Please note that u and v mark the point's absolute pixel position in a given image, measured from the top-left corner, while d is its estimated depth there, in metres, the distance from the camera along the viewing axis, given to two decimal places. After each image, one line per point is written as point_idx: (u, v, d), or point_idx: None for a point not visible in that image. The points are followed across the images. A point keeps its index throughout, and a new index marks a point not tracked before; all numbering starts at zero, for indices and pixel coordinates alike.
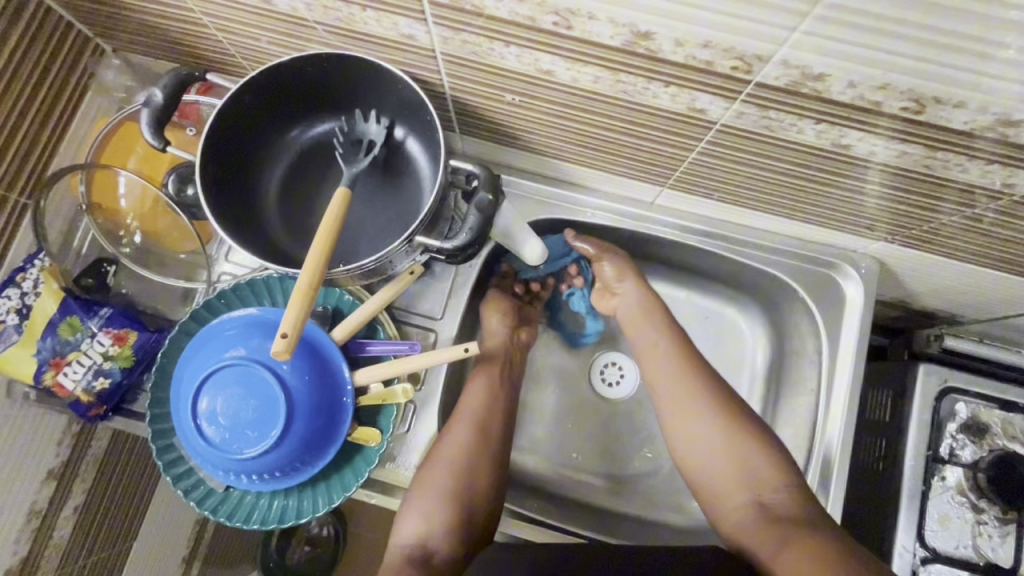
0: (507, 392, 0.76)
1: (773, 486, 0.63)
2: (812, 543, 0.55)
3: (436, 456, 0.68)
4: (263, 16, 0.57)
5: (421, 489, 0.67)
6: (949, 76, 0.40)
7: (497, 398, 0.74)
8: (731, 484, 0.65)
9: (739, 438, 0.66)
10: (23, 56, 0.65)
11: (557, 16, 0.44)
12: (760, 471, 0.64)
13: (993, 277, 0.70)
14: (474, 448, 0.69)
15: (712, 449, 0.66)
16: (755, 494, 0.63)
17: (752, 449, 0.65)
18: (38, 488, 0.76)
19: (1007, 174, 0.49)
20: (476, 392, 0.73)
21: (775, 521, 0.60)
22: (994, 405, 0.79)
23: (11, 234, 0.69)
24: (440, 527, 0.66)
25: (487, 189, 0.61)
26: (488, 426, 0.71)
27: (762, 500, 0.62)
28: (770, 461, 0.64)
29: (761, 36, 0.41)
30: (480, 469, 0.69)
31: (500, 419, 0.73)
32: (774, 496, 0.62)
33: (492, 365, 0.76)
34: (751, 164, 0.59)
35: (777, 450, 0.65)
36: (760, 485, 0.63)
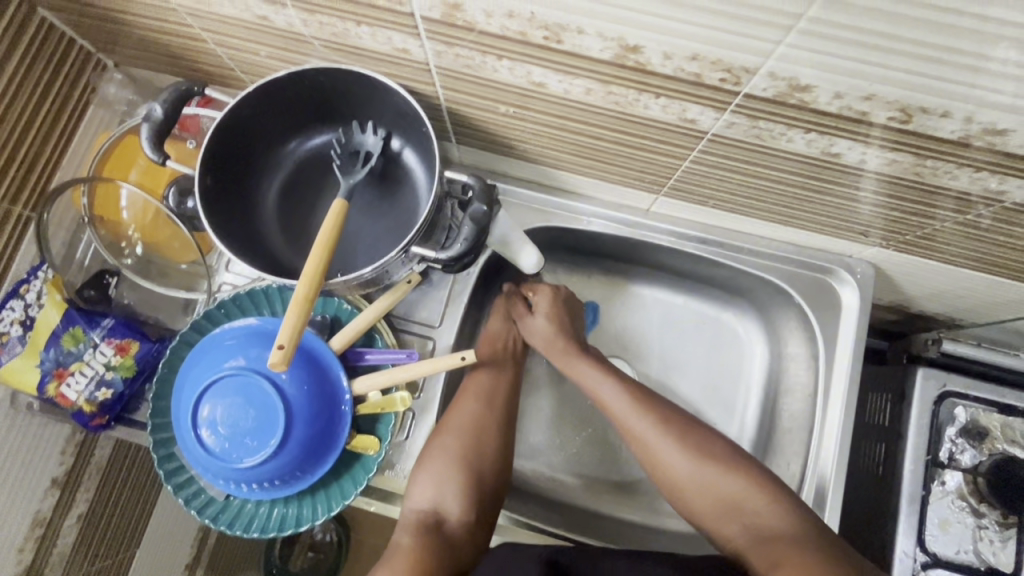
0: (512, 368, 0.78)
1: (756, 507, 0.62)
2: (799, 561, 0.54)
3: (445, 428, 0.70)
4: (261, 31, 0.58)
5: (433, 458, 0.68)
6: (934, 86, 0.40)
7: (504, 374, 0.76)
8: (716, 511, 0.64)
9: (712, 468, 0.65)
10: (26, 73, 0.67)
11: (547, 31, 0.45)
12: (739, 496, 0.63)
13: (989, 282, 0.70)
14: (484, 419, 0.71)
15: (690, 482, 0.66)
16: (739, 520, 0.62)
17: (727, 475, 0.64)
18: (42, 496, 0.77)
19: (997, 181, 0.49)
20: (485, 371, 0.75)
21: (766, 540, 0.59)
22: (993, 409, 0.78)
23: (15, 246, 0.70)
24: (452, 496, 0.67)
25: (482, 200, 0.62)
26: (497, 399, 0.73)
27: (749, 523, 0.61)
28: (741, 477, 0.64)
29: (747, 50, 0.41)
30: (490, 441, 0.70)
31: (508, 395, 0.75)
32: (759, 517, 0.61)
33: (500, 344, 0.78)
34: (744, 172, 0.59)
35: (753, 471, 0.64)
36: (743, 510, 0.62)
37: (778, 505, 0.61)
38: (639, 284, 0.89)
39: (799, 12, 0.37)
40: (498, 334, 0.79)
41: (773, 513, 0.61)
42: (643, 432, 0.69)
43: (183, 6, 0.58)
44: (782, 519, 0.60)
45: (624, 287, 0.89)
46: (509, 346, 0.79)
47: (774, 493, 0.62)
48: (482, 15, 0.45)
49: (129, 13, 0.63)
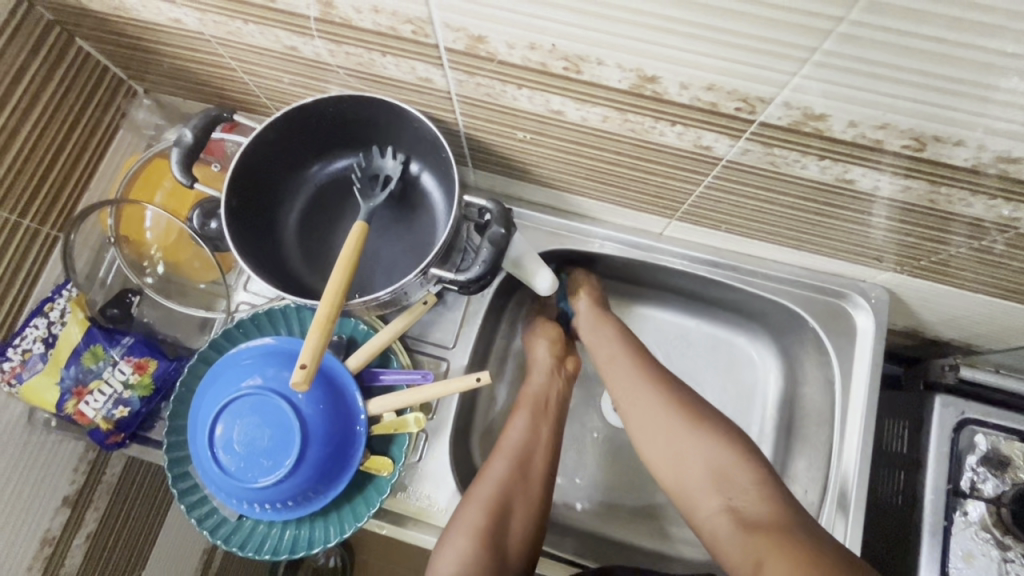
0: (552, 424, 0.74)
1: (748, 489, 0.61)
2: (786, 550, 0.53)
3: (472, 497, 0.66)
4: (288, 61, 0.60)
5: (457, 529, 0.63)
6: (949, 117, 0.41)
7: (540, 433, 0.72)
8: (705, 490, 0.62)
9: (716, 445, 0.64)
10: (61, 98, 0.70)
11: (566, 62, 0.46)
12: (733, 474, 0.62)
13: (1004, 307, 0.70)
14: (512, 485, 0.67)
15: (688, 464, 0.64)
16: (726, 496, 0.61)
17: (728, 454, 0.63)
18: (52, 515, 0.77)
19: (1012, 209, 0.49)
20: (518, 428, 0.72)
21: (747, 525, 0.58)
22: (1014, 437, 0.77)
23: (42, 265, 0.72)
24: (472, 573, 0.61)
25: (500, 223, 0.63)
26: (529, 462, 0.69)
27: (735, 504, 0.60)
28: (744, 459, 0.62)
29: (763, 80, 0.42)
30: (517, 503, 0.66)
31: (545, 457, 0.71)
32: (746, 500, 0.60)
33: (534, 401, 0.75)
34: (758, 198, 0.60)
35: (759, 461, 0.63)
36: (733, 490, 0.61)
37: (766, 487, 0.60)
38: (648, 308, 0.89)
39: (814, 45, 0.38)
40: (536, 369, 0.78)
41: (760, 497, 0.60)
42: (651, 422, 0.68)
43: (215, 37, 0.60)
44: (771, 503, 0.59)
45: (634, 310, 0.90)
46: (549, 399, 0.76)
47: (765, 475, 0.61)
48: (504, 47, 0.47)
49: (161, 43, 0.65)
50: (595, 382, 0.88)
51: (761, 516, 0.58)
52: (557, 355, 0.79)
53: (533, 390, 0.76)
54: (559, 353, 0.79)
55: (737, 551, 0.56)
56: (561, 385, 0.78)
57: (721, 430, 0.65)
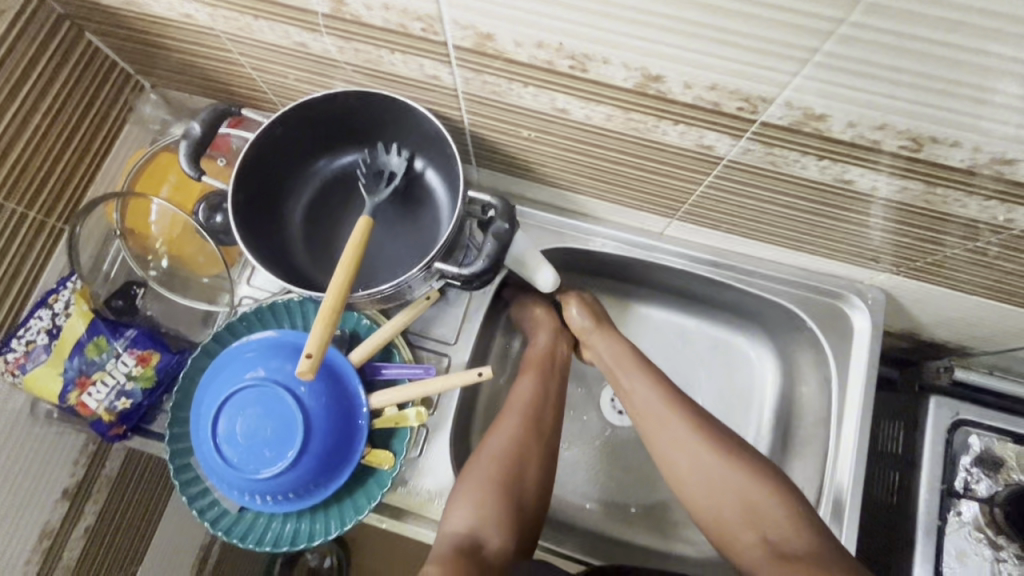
0: (559, 382, 0.76)
1: (782, 522, 0.61)
2: None
3: (484, 450, 0.68)
4: (297, 57, 0.61)
5: (473, 480, 0.65)
6: (946, 118, 0.42)
7: (548, 391, 0.74)
8: (738, 522, 0.62)
9: (748, 478, 0.63)
10: (70, 92, 0.71)
11: (572, 60, 0.47)
12: (767, 507, 0.62)
13: (998, 309, 0.71)
14: (524, 440, 0.68)
15: (716, 490, 0.64)
16: (762, 530, 0.61)
17: (761, 489, 0.63)
18: (52, 507, 0.77)
19: (1006, 210, 0.50)
20: (525, 387, 0.74)
21: (786, 558, 0.58)
22: (1008, 439, 0.78)
23: (47, 256, 0.72)
24: (490, 518, 0.63)
25: (503, 218, 0.64)
26: (540, 418, 0.71)
27: (772, 538, 0.60)
28: (776, 495, 0.62)
29: (764, 81, 0.43)
30: (531, 460, 0.68)
31: (552, 411, 0.73)
32: (783, 534, 0.60)
33: (540, 361, 0.77)
34: (758, 199, 0.61)
35: (790, 493, 0.63)
36: (766, 524, 0.61)
37: (800, 523, 0.61)
38: (647, 307, 0.90)
39: (815, 46, 0.39)
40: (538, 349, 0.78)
41: (797, 530, 0.60)
42: (670, 424, 0.68)
43: (225, 32, 0.61)
44: (809, 540, 0.59)
45: (634, 309, 0.91)
46: (553, 361, 0.78)
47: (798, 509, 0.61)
48: (511, 45, 0.48)
49: (171, 38, 0.66)
50: (594, 380, 0.88)
51: (802, 553, 0.58)
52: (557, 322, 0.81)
53: (537, 351, 0.78)
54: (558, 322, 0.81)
55: None
56: (564, 347, 0.80)
57: (754, 464, 0.64)
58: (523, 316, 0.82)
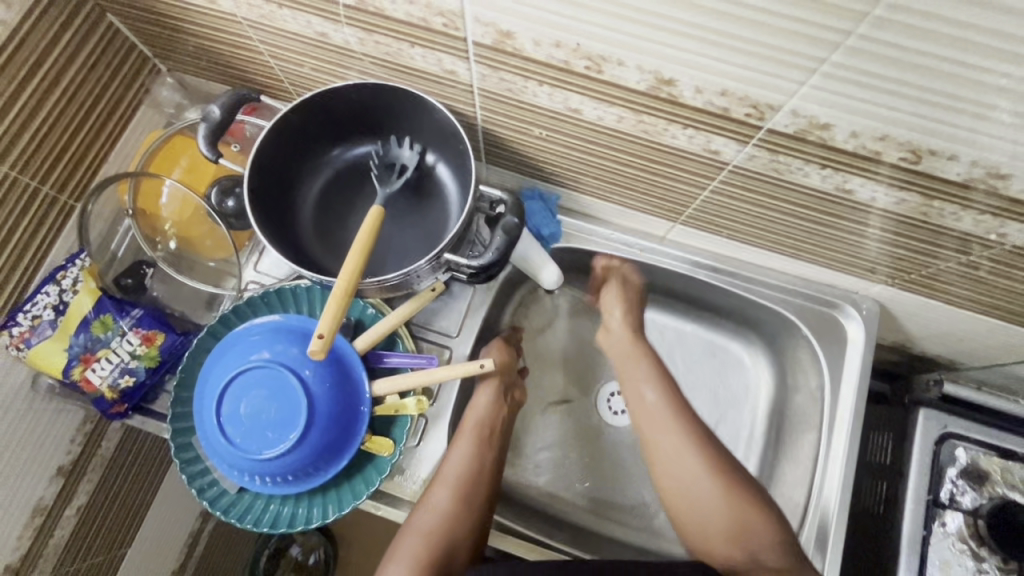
0: (496, 452, 0.73)
1: (767, 543, 0.65)
2: None
3: (412, 528, 0.66)
4: (317, 47, 0.63)
5: (399, 559, 0.65)
6: (945, 132, 0.44)
7: (483, 464, 0.71)
8: (726, 540, 0.67)
9: (738, 501, 0.67)
10: (89, 71, 0.71)
11: (588, 61, 0.49)
12: (753, 525, 0.66)
13: (989, 324, 0.73)
14: (453, 516, 0.67)
15: (707, 510, 0.68)
16: (748, 548, 0.66)
17: (755, 512, 0.67)
18: (46, 484, 0.78)
19: (999, 224, 0.52)
20: (459, 458, 0.70)
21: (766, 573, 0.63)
22: (993, 453, 0.80)
23: (56, 233, 0.73)
24: None
25: (514, 212, 0.65)
26: (470, 493, 0.68)
27: (751, 549, 0.66)
28: (766, 522, 0.66)
29: (773, 88, 0.45)
30: (461, 536, 0.66)
31: (486, 484, 0.70)
32: (767, 552, 0.65)
33: (476, 430, 0.72)
34: (760, 205, 0.63)
35: (769, 508, 0.67)
36: (751, 539, 0.66)
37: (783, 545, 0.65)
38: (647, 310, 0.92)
39: (824, 56, 0.41)
40: (480, 410, 0.74)
41: (779, 551, 0.65)
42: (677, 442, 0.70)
43: (247, 19, 0.62)
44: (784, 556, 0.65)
45: None
46: (492, 426, 0.74)
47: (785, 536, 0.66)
48: (530, 44, 0.49)
49: (192, 23, 0.67)
50: (592, 380, 0.90)
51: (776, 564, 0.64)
52: (504, 380, 0.78)
53: (476, 416, 0.74)
54: (506, 380, 0.78)
55: None
56: (505, 414, 0.76)
57: (746, 489, 0.68)
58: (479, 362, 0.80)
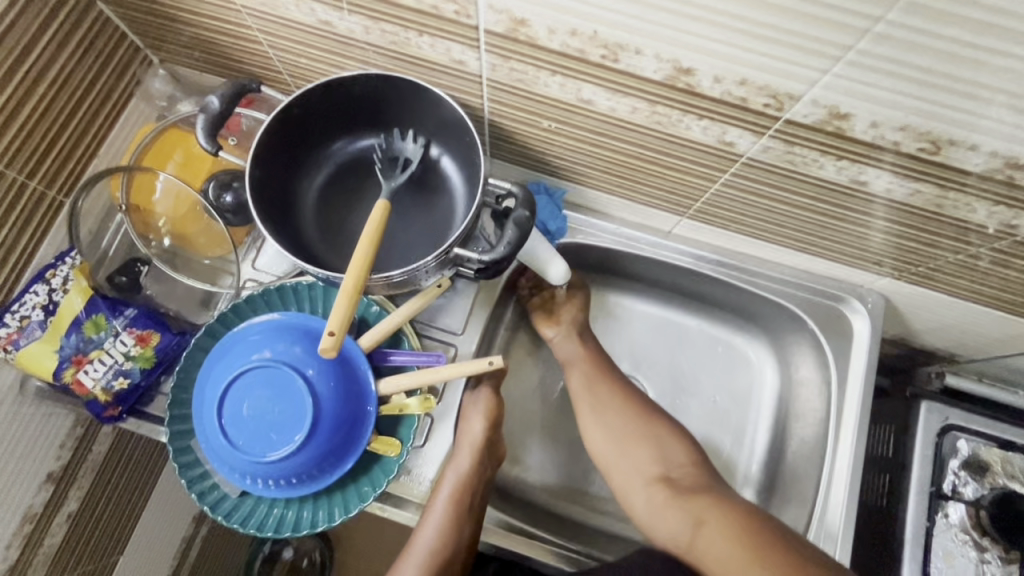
0: (473, 523, 0.68)
1: (682, 464, 0.71)
2: (717, 511, 0.64)
3: None
4: (319, 36, 0.61)
5: None
6: (967, 121, 0.43)
7: (457, 539, 0.66)
8: (643, 470, 0.71)
9: (656, 430, 0.73)
10: (78, 61, 0.68)
11: (605, 50, 0.48)
12: (671, 451, 0.72)
13: (993, 316, 0.73)
14: None
15: (623, 444, 0.73)
16: (665, 473, 0.70)
17: (669, 438, 0.73)
18: (36, 490, 0.75)
19: (1012, 215, 0.52)
20: (430, 532, 0.66)
21: (685, 493, 0.68)
22: (994, 444, 0.81)
23: (45, 230, 0.70)
24: None
25: (525, 206, 0.63)
26: (441, 570, 0.66)
27: (671, 476, 0.70)
28: (682, 445, 0.72)
29: (794, 77, 0.44)
30: None
31: (459, 558, 0.67)
32: (681, 472, 0.70)
33: (452, 503, 0.67)
34: (772, 198, 0.63)
35: (683, 435, 0.74)
36: (671, 464, 0.71)
37: (699, 466, 0.71)
38: (651, 305, 0.91)
39: (850, 43, 0.40)
40: (455, 479, 0.68)
41: (691, 467, 0.70)
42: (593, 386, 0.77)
43: (246, 7, 0.60)
44: (702, 477, 0.70)
45: (634, 306, 0.91)
46: (471, 496, 0.68)
47: (700, 461, 0.71)
48: (545, 32, 0.48)
49: (187, 11, 0.65)
50: None
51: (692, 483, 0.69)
52: (488, 439, 0.71)
53: (453, 486, 0.67)
54: (487, 442, 0.71)
55: (680, 519, 0.66)
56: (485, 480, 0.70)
57: (663, 420, 0.74)
58: (462, 413, 0.73)
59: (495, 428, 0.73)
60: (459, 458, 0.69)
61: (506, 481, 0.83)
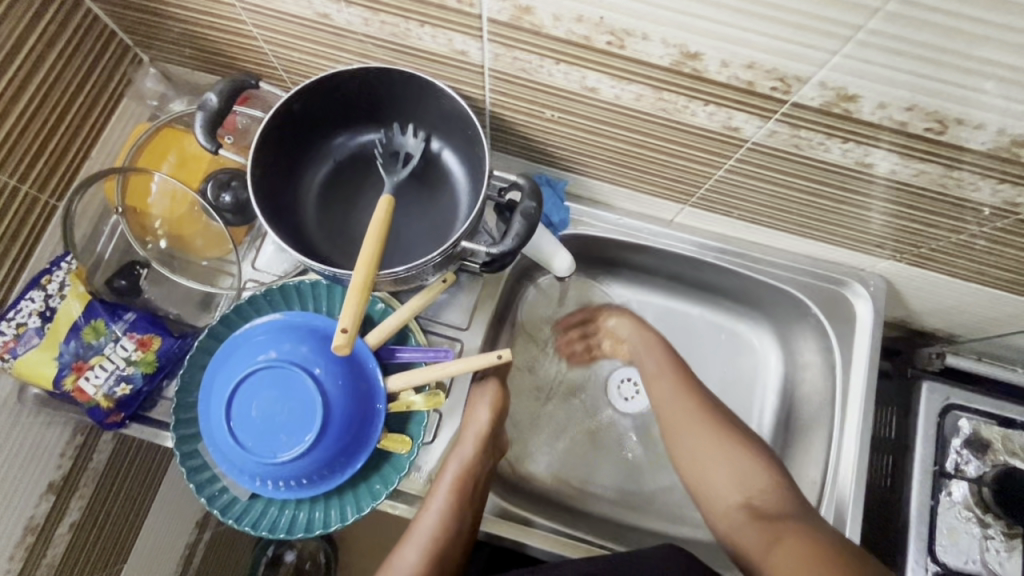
0: (474, 510, 0.68)
1: (763, 487, 0.67)
2: (795, 540, 0.59)
3: None
4: (316, 29, 0.60)
5: None
6: (974, 99, 0.44)
7: (458, 525, 0.66)
8: (727, 489, 0.68)
9: (740, 450, 0.70)
10: (67, 60, 0.67)
11: (611, 36, 0.48)
12: (750, 472, 0.68)
13: (993, 295, 0.74)
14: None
15: (704, 461, 0.71)
16: (745, 496, 0.67)
17: (751, 459, 0.69)
18: (36, 501, 0.73)
19: (1016, 193, 0.53)
20: (431, 516, 0.65)
21: (764, 518, 0.64)
22: (994, 422, 0.82)
23: (38, 235, 0.69)
24: None
25: (531, 197, 0.62)
26: (441, 554, 0.65)
27: (751, 500, 0.66)
28: (762, 467, 0.68)
29: (802, 59, 0.44)
30: None
31: (460, 544, 0.66)
32: (763, 497, 0.66)
33: (456, 486, 0.66)
34: (777, 184, 0.63)
35: (764, 455, 0.70)
36: (750, 487, 0.67)
37: (781, 490, 0.66)
38: (653, 295, 0.91)
39: (859, 23, 0.40)
40: (460, 463, 0.67)
41: (773, 490, 0.66)
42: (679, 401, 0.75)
43: (241, 1, 0.59)
44: (786, 503, 0.65)
45: (636, 296, 0.91)
46: (475, 482, 0.68)
47: (784, 486, 0.67)
48: (550, 19, 0.48)
49: (179, 7, 0.63)
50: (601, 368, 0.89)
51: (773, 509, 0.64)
52: (494, 427, 0.71)
53: (457, 471, 0.67)
54: (492, 429, 0.71)
55: (756, 542, 0.63)
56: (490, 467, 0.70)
57: (742, 439, 0.70)
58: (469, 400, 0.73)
59: (501, 415, 0.73)
60: (463, 445, 0.69)
61: (515, 475, 0.83)
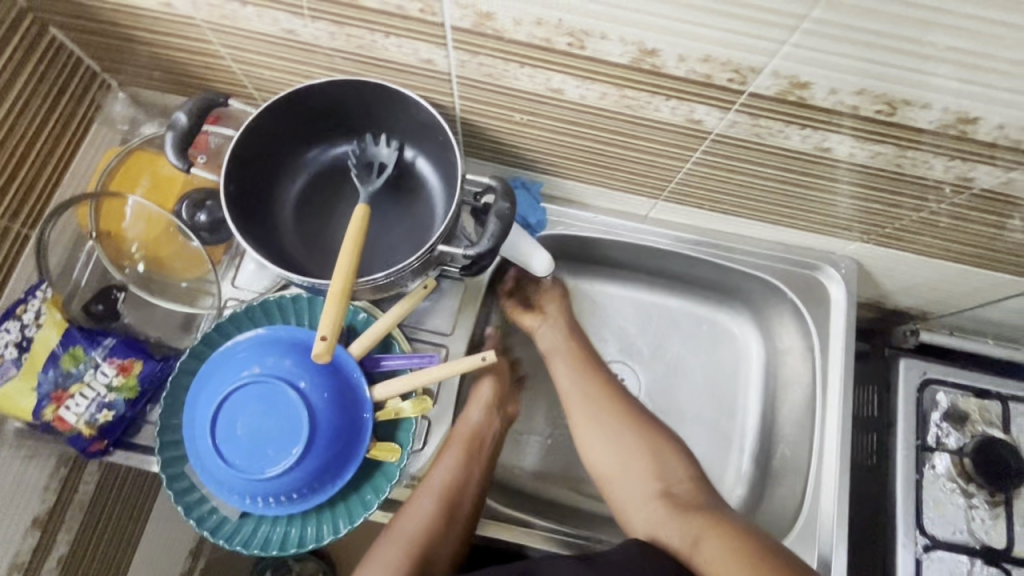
0: (465, 513, 0.68)
1: (680, 477, 0.71)
2: (724, 538, 0.63)
3: None
4: (284, 46, 0.61)
5: None
6: (918, 80, 0.46)
7: (445, 525, 0.66)
8: (642, 477, 0.71)
9: (657, 442, 0.73)
10: (34, 88, 0.67)
11: (571, 37, 0.49)
12: (667, 462, 0.72)
13: (958, 270, 0.77)
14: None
15: (619, 450, 0.73)
16: (665, 486, 0.70)
17: (670, 453, 0.72)
18: (22, 537, 0.72)
19: (968, 168, 0.55)
20: (417, 517, 0.65)
21: (683, 509, 0.68)
22: (970, 394, 0.84)
23: (12, 264, 0.68)
24: None
25: (505, 198, 0.64)
26: (424, 556, 0.64)
27: (670, 489, 0.70)
28: (681, 460, 0.72)
29: (754, 50, 0.46)
30: None
31: (444, 545, 0.66)
32: (682, 488, 0.70)
33: (444, 488, 0.67)
34: (743, 173, 0.64)
35: (680, 448, 0.73)
36: (670, 477, 0.71)
37: (696, 483, 0.71)
38: (634, 291, 0.92)
39: (804, 12, 0.42)
40: (449, 467, 0.68)
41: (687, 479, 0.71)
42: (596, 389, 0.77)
43: (207, 21, 0.60)
44: (704, 495, 0.69)
45: (617, 293, 0.92)
46: (463, 486, 0.69)
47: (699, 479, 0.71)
48: (511, 23, 0.49)
49: (145, 30, 0.64)
50: None
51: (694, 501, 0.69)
52: (480, 434, 0.73)
53: (446, 474, 0.68)
54: (482, 436, 0.72)
55: (680, 532, 0.66)
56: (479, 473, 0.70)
57: (663, 434, 0.74)
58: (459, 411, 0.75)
59: (491, 426, 0.75)
60: (453, 452, 0.70)
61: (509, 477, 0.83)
